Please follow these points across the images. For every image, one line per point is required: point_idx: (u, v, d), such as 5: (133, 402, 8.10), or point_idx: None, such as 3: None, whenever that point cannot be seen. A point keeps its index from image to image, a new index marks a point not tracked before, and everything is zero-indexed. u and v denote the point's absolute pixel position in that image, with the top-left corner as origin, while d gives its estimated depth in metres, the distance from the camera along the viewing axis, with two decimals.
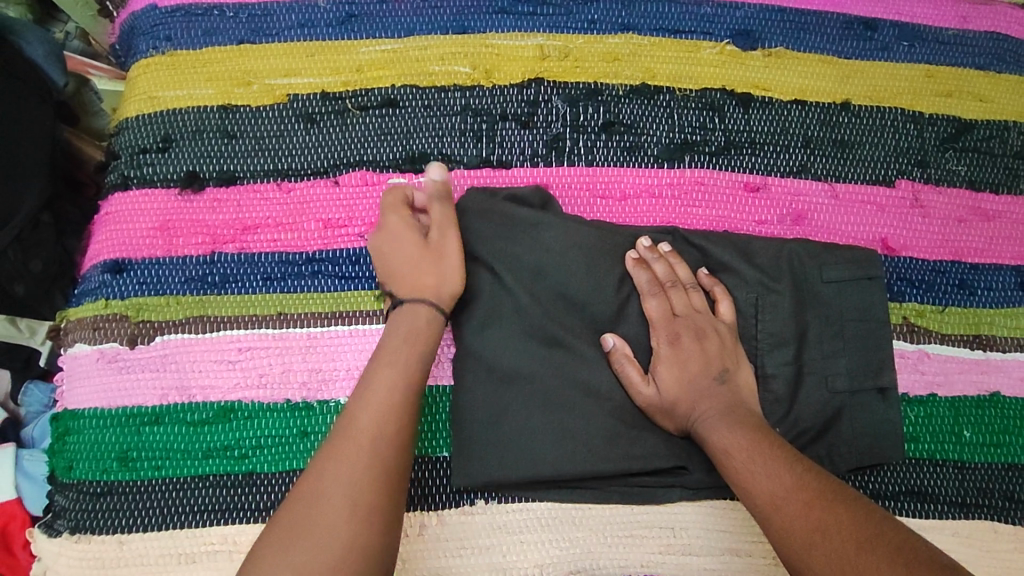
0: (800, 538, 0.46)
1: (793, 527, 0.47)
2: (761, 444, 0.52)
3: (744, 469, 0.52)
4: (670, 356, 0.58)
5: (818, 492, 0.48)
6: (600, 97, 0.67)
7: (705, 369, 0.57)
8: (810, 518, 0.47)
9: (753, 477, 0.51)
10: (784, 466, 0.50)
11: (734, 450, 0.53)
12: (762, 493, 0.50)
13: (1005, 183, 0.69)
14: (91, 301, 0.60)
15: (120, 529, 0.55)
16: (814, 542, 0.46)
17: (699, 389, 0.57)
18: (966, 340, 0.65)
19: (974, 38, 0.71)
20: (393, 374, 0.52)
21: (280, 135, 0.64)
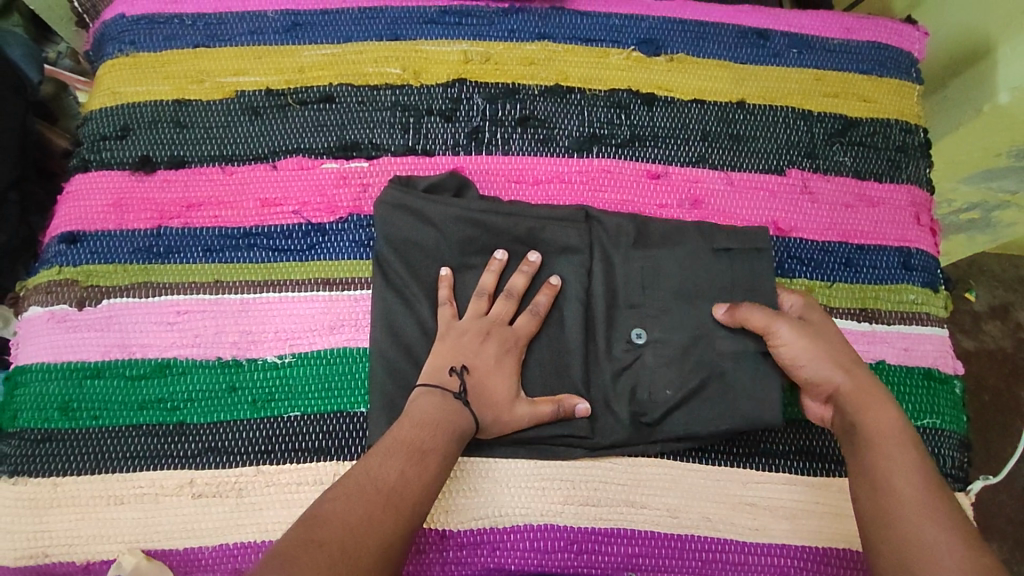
0: (911, 499, 0.51)
1: (908, 488, 0.51)
2: (886, 407, 0.56)
3: (864, 411, 0.56)
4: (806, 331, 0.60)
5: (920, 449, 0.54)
6: (517, 96, 0.74)
7: (841, 346, 0.60)
8: (919, 479, 0.52)
9: (881, 438, 0.55)
10: (891, 422, 0.55)
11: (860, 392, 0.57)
12: (874, 437, 0.55)
13: (887, 173, 0.75)
14: (47, 269, 0.66)
15: (56, 472, 0.60)
16: (923, 503, 0.50)
17: (835, 359, 0.59)
18: (852, 313, 0.70)
19: (857, 47, 0.79)
20: (412, 414, 0.57)
21: (227, 126, 0.71)
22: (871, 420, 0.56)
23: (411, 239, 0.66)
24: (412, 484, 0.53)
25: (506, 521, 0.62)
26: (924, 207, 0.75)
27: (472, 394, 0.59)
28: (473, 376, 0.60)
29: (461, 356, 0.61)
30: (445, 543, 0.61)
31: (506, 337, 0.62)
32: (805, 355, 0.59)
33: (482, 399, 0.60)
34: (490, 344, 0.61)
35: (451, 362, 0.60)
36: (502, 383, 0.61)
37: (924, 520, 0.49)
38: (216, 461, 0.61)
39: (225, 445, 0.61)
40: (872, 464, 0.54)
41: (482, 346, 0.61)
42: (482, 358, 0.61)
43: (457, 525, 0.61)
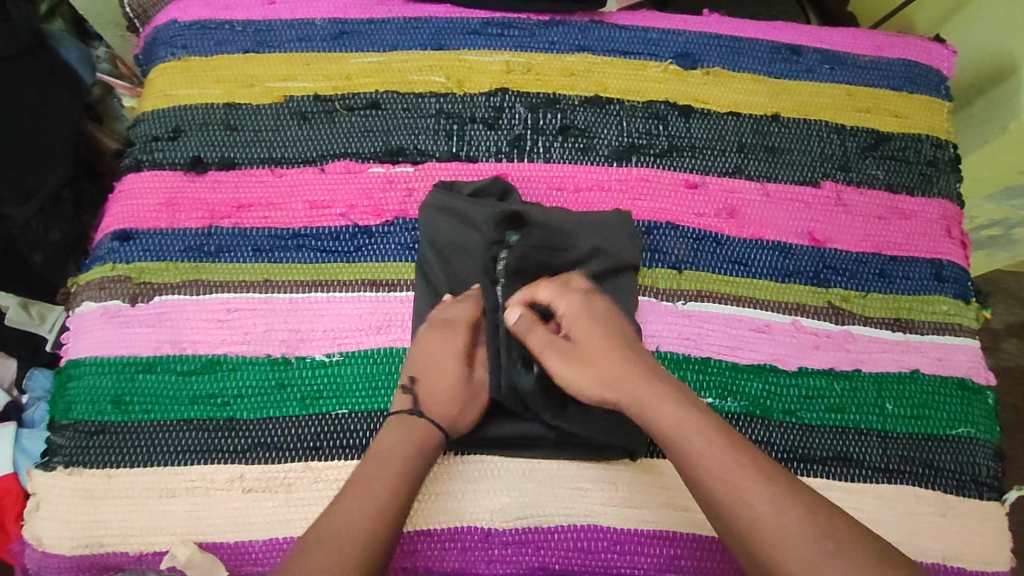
0: (751, 514, 0.50)
1: (759, 505, 0.50)
2: (669, 401, 0.56)
3: (652, 415, 0.56)
4: (592, 332, 0.62)
5: (727, 441, 0.54)
6: (558, 105, 0.76)
7: (602, 347, 0.61)
8: (739, 482, 0.51)
9: (677, 444, 0.54)
10: (685, 421, 0.55)
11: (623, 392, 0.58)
12: (671, 442, 0.55)
13: (919, 187, 0.77)
14: (100, 265, 0.68)
15: (109, 464, 0.61)
16: (765, 515, 0.49)
17: (625, 362, 0.60)
18: (887, 322, 0.72)
19: (889, 64, 0.81)
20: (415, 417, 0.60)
21: (276, 130, 0.73)
22: (664, 422, 0.55)
23: (456, 245, 0.68)
24: (371, 517, 0.52)
25: (550, 521, 0.62)
26: (955, 220, 0.77)
27: (426, 403, 0.61)
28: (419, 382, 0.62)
29: (409, 368, 0.63)
30: (490, 541, 0.62)
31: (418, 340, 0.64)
32: (581, 379, 0.60)
33: (439, 404, 0.61)
34: (431, 348, 0.63)
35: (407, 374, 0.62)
36: (451, 382, 0.62)
37: (793, 527, 0.48)
38: (265, 456, 0.62)
39: (274, 441, 0.62)
40: (691, 475, 0.53)
41: (428, 352, 0.63)
42: (431, 365, 0.62)
43: (502, 524, 0.62)
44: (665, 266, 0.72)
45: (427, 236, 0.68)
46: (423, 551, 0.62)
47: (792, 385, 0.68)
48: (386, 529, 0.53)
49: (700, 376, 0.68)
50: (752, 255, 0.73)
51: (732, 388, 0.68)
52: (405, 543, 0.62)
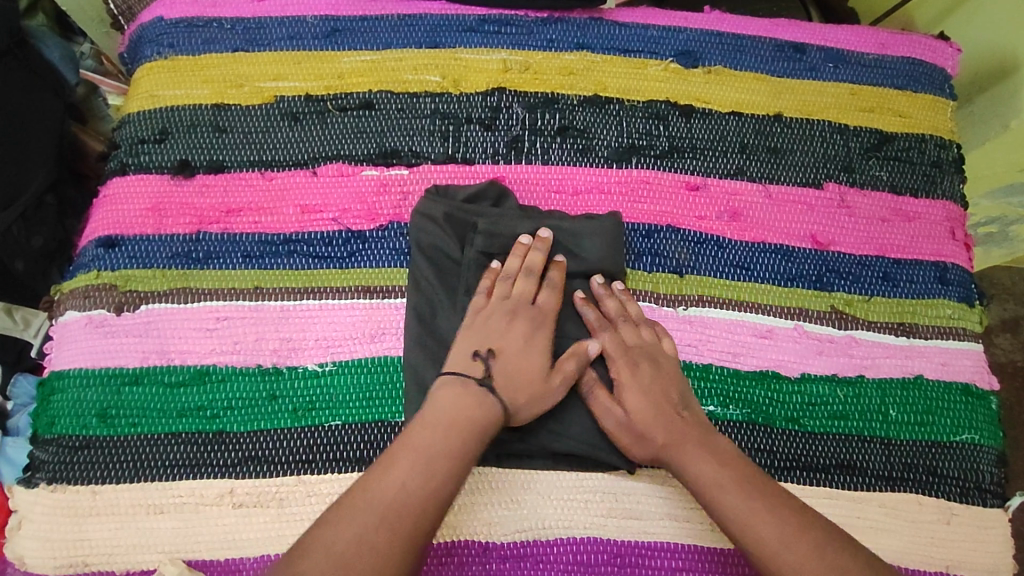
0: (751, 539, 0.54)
1: (768, 540, 0.53)
2: (703, 448, 0.58)
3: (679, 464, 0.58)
4: (625, 380, 0.62)
5: (743, 476, 0.57)
6: (556, 105, 0.74)
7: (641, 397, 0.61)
8: (749, 513, 0.54)
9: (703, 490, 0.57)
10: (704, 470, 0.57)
11: (674, 442, 0.59)
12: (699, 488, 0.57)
13: (923, 188, 0.76)
14: (84, 273, 0.65)
15: (95, 481, 0.59)
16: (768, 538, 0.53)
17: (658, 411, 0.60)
18: (891, 327, 0.70)
19: (892, 62, 0.80)
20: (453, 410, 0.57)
21: (266, 131, 0.71)
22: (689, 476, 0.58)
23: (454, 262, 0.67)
24: (421, 490, 0.52)
25: (549, 533, 0.61)
26: (958, 222, 0.75)
27: (501, 378, 0.59)
28: (496, 359, 0.60)
29: (486, 340, 0.61)
30: (488, 555, 0.60)
31: (535, 316, 0.63)
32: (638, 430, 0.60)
33: (512, 380, 0.60)
34: (517, 325, 0.62)
35: (476, 346, 0.61)
36: (533, 365, 0.61)
37: (795, 547, 0.52)
38: (256, 470, 0.60)
39: (266, 455, 0.60)
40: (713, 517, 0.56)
41: (508, 327, 0.62)
42: (508, 339, 0.61)
43: (500, 537, 0.61)
44: (666, 270, 0.70)
45: (415, 240, 0.66)
46: (419, 566, 0.60)
47: (794, 392, 0.67)
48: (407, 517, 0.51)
49: (701, 384, 0.66)
50: (754, 258, 0.71)
51: (734, 395, 0.66)
52: None
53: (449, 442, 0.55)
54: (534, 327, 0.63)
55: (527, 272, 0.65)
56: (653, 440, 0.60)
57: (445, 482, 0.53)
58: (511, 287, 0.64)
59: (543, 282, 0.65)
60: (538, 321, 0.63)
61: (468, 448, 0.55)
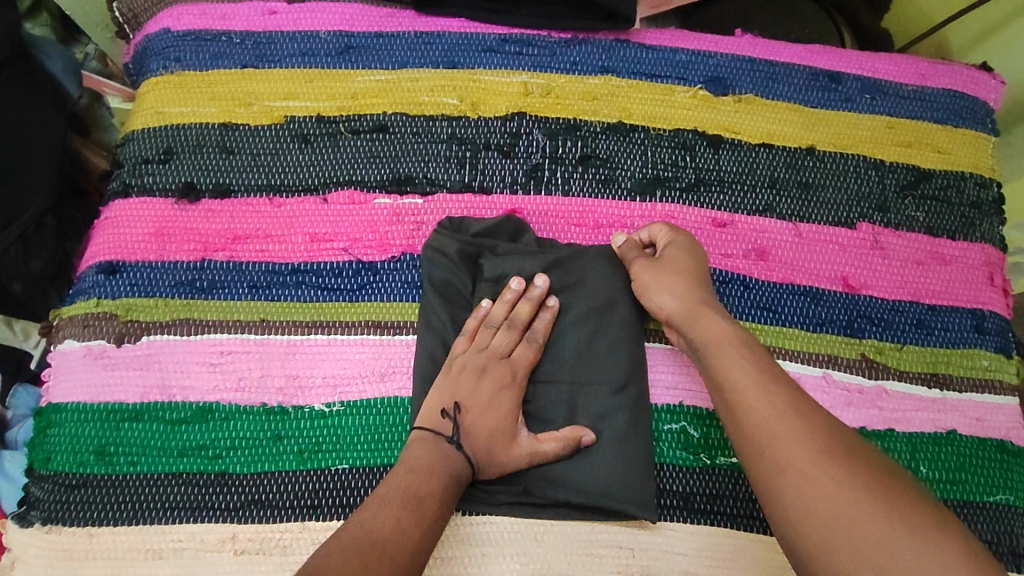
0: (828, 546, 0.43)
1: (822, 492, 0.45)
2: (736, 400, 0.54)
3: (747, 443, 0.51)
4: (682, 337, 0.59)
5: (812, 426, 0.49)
6: (578, 132, 0.71)
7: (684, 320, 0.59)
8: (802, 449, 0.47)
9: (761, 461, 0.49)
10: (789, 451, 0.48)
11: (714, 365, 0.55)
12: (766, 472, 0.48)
13: (961, 230, 0.72)
14: (83, 300, 0.63)
15: (91, 522, 0.57)
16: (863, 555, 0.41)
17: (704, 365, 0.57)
18: (923, 378, 0.67)
19: (932, 94, 0.76)
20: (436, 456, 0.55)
21: (275, 153, 0.68)
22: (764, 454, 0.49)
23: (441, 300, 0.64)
24: (415, 527, 0.50)
25: None
26: (997, 266, 0.72)
27: (468, 436, 0.57)
28: (466, 416, 0.58)
29: (455, 394, 0.59)
30: None
31: (504, 372, 0.60)
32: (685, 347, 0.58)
33: (478, 438, 0.57)
34: (485, 381, 0.60)
35: (452, 399, 0.59)
36: (499, 424, 0.58)
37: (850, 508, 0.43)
38: (258, 515, 0.57)
39: (269, 499, 0.58)
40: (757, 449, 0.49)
41: (478, 383, 0.59)
42: (484, 396, 0.59)
43: None
44: None
45: (426, 274, 0.64)
46: None
47: None
48: (397, 551, 0.48)
49: (724, 434, 0.63)
50: (781, 301, 0.68)
51: None
52: None
53: (439, 483, 0.53)
54: (504, 383, 0.60)
55: (508, 324, 0.62)
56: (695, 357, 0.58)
57: (433, 524, 0.51)
58: (489, 339, 0.62)
59: (532, 337, 0.62)
60: (510, 377, 0.60)
61: (449, 492, 0.54)
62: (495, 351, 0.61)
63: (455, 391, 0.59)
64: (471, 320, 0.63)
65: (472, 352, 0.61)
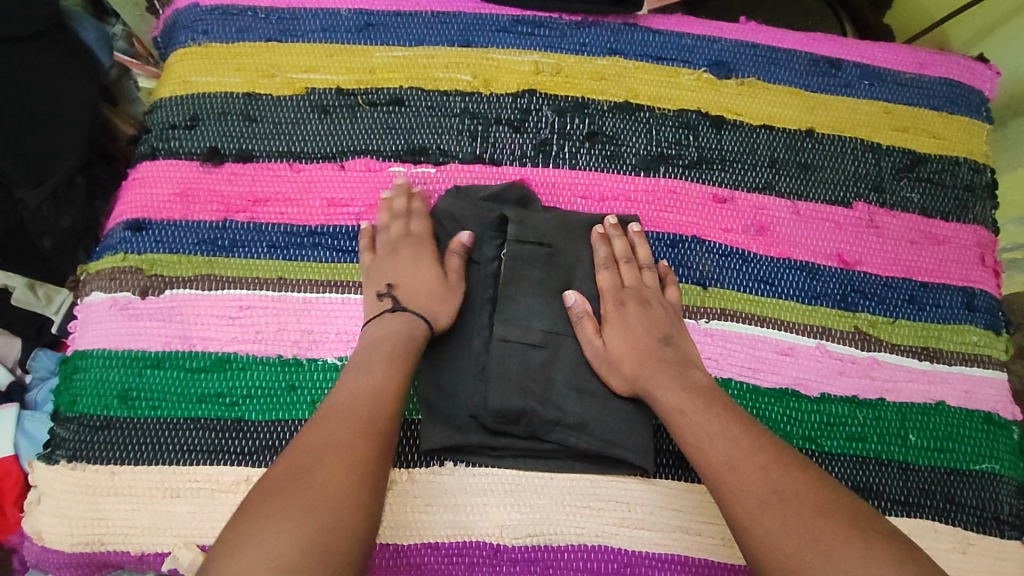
0: (768, 535, 0.50)
1: (716, 457, 0.55)
2: (677, 386, 0.60)
3: (699, 432, 0.57)
4: (614, 319, 0.65)
5: (716, 407, 0.58)
6: (586, 110, 0.74)
7: (628, 322, 0.64)
8: (708, 431, 0.57)
9: (715, 452, 0.56)
10: (741, 446, 0.55)
11: (643, 366, 0.62)
12: (722, 463, 0.55)
13: (954, 212, 0.75)
14: (111, 255, 0.66)
15: (114, 461, 0.60)
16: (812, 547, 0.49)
17: (641, 347, 0.63)
18: (914, 351, 0.70)
19: (929, 83, 0.79)
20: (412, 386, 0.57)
21: (295, 122, 0.71)
22: (712, 447, 0.56)
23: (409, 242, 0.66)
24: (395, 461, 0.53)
25: (560, 539, 0.61)
26: (989, 248, 0.74)
27: (410, 301, 0.62)
28: (397, 290, 0.63)
29: (384, 277, 0.64)
30: (499, 557, 0.60)
31: (413, 241, 0.66)
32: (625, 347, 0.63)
33: (422, 299, 0.63)
34: (403, 255, 0.65)
35: (377, 288, 0.64)
36: (426, 279, 0.64)
37: (743, 468, 0.54)
38: (272, 460, 0.60)
39: (283, 445, 0.61)
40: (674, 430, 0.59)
41: (397, 257, 0.65)
42: (399, 271, 0.64)
43: (511, 540, 0.60)
44: (689, 282, 0.70)
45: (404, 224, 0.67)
46: (429, 564, 0.60)
47: (814, 411, 0.66)
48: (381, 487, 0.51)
49: None
50: (779, 275, 0.71)
51: (753, 412, 0.66)
52: (411, 555, 0.60)
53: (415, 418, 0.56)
54: (417, 250, 0.66)
55: (394, 215, 0.67)
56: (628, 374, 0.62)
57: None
58: (393, 228, 0.66)
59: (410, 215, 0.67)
60: (419, 243, 0.66)
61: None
62: (381, 242, 0.66)
63: (378, 286, 0.64)
64: (365, 236, 0.67)
65: (382, 245, 0.66)
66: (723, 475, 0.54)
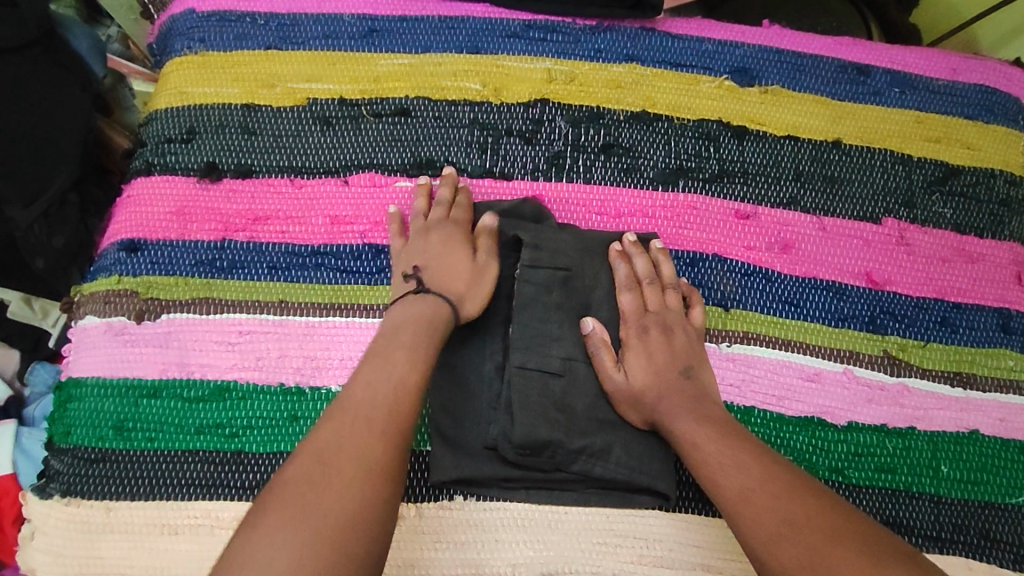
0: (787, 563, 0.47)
1: (729, 487, 0.52)
2: (696, 418, 0.57)
3: (712, 462, 0.54)
4: (636, 346, 0.62)
5: (733, 436, 0.55)
6: (602, 120, 0.70)
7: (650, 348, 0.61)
8: (721, 461, 0.54)
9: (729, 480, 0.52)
10: (755, 474, 0.52)
11: (665, 396, 0.59)
12: (735, 494, 0.52)
13: (989, 228, 0.71)
14: (105, 277, 0.63)
15: (110, 496, 0.57)
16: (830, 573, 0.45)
17: (663, 377, 0.60)
18: (946, 376, 0.66)
19: (963, 90, 0.74)
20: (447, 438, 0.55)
21: (296, 135, 0.68)
22: (725, 477, 0.53)
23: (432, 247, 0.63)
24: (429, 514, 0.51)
25: None
26: None
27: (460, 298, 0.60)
28: (427, 270, 0.61)
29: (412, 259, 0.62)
30: None
31: (450, 230, 0.63)
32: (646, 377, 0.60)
33: (446, 281, 0.60)
34: (434, 237, 0.63)
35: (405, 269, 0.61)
36: (453, 262, 0.61)
37: (756, 498, 0.51)
38: None
39: None
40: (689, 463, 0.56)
41: (443, 247, 0.62)
42: (430, 251, 0.62)
43: None
44: (710, 303, 0.67)
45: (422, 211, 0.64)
46: None
47: (840, 441, 0.63)
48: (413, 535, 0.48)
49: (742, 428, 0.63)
50: (804, 295, 0.67)
51: (776, 441, 0.63)
52: None
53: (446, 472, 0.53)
54: (449, 234, 0.63)
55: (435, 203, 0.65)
56: (649, 406, 0.59)
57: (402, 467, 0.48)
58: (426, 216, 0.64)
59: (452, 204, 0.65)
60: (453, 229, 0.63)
61: None
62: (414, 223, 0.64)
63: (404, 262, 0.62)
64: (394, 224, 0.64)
65: (413, 231, 0.63)
66: (736, 506, 0.51)
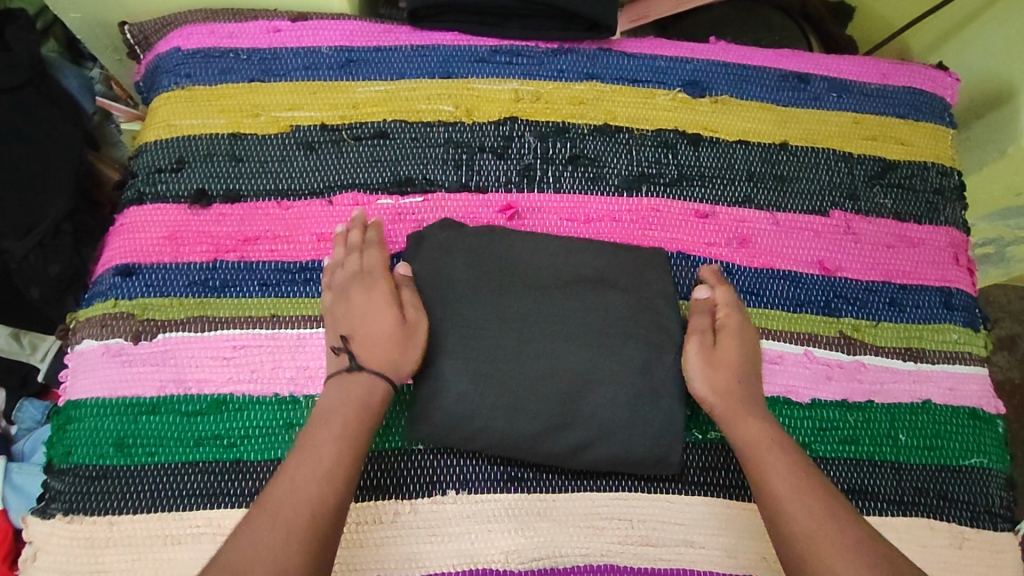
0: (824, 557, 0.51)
1: (798, 516, 0.54)
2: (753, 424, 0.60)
3: (784, 494, 0.55)
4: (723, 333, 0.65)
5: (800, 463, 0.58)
6: (567, 134, 0.76)
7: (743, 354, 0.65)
8: (791, 487, 0.56)
9: (812, 533, 0.53)
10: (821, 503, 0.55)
11: (738, 398, 0.62)
12: (800, 530, 0.53)
13: (926, 215, 0.77)
14: (101, 301, 0.66)
15: (112, 510, 0.59)
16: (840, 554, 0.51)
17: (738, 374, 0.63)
18: (898, 352, 0.72)
19: (894, 92, 0.82)
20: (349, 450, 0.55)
21: (282, 160, 0.72)
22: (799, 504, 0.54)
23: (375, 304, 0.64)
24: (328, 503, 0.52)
25: (566, 561, 0.61)
26: (961, 248, 0.77)
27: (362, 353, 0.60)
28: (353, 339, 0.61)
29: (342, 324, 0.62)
30: None
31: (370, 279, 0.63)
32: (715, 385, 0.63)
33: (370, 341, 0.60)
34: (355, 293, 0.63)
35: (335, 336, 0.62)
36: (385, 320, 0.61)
37: (819, 530, 0.53)
38: None
39: None
40: (760, 487, 0.57)
41: (351, 299, 0.63)
42: (363, 319, 0.61)
43: (517, 565, 0.61)
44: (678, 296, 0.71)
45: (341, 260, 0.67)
46: None
47: (806, 417, 0.68)
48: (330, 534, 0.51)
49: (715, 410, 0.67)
50: (763, 285, 0.72)
51: None
52: None
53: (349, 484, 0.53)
54: (368, 286, 0.63)
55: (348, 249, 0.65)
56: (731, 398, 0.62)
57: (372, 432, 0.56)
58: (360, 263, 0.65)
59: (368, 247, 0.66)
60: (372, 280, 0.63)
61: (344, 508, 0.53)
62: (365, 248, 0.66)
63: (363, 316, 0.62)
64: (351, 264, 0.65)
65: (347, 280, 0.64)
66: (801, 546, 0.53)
